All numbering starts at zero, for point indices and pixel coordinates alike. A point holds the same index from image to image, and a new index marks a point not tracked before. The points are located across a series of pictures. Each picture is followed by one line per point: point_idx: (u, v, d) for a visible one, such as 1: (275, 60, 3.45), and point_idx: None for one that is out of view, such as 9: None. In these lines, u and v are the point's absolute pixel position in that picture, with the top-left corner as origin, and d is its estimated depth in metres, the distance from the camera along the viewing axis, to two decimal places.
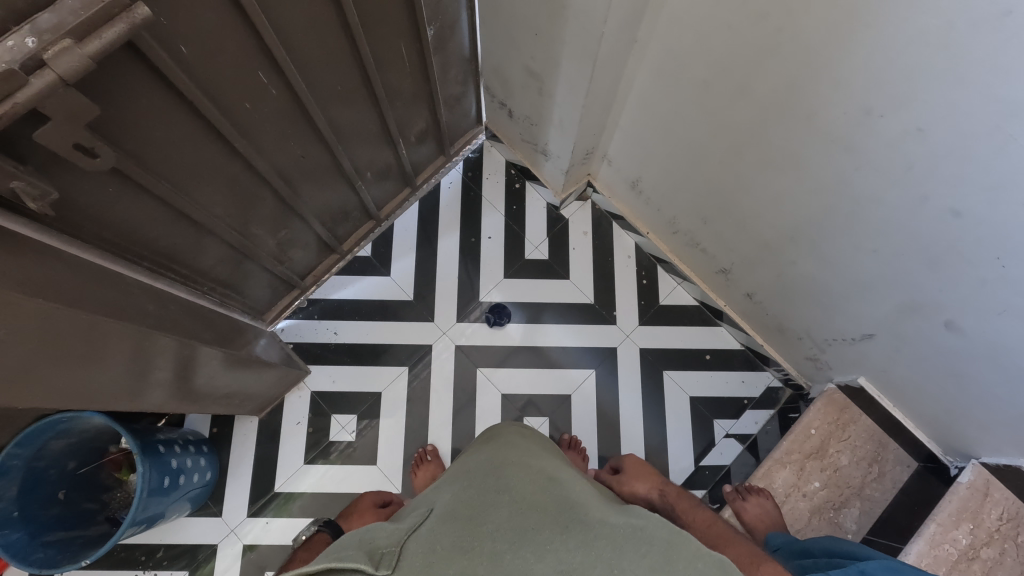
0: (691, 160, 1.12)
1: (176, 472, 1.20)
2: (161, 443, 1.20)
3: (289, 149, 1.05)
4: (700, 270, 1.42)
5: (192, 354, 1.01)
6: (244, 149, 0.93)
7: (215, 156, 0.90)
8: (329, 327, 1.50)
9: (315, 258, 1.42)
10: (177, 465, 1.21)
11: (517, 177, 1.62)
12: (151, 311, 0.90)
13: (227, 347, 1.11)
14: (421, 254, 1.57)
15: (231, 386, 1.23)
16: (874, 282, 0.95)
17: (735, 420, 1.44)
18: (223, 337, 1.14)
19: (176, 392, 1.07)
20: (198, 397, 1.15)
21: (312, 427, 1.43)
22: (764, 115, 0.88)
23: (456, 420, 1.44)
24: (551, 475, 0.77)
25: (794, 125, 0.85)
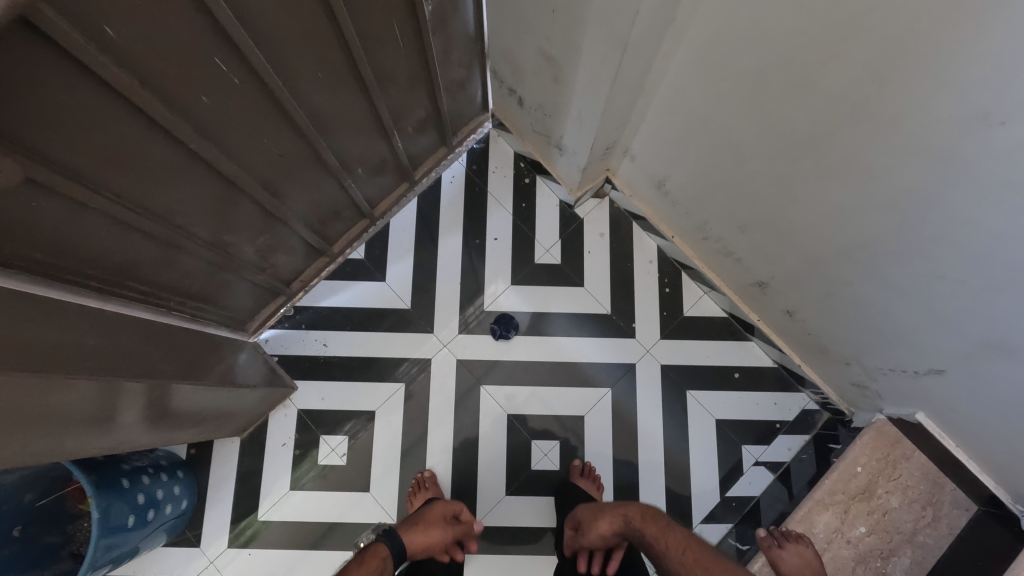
0: (732, 161, 0.96)
1: (144, 508, 1.07)
2: (126, 476, 1.06)
3: (262, 148, 0.89)
4: (732, 281, 1.26)
5: (143, 391, 0.88)
6: (201, 149, 0.77)
7: (168, 160, 0.75)
8: (318, 337, 1.36)
9: (300, 261, 1.28)
10: (144, 500, 1.07)
11: (526, 172, 1.46)
12: (81, 347, 0.77)
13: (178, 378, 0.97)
14: (421, 257, 1.41)
15: (204, 410, 1.10)
16: (954, 315, 0.79)
17: (766, 447, 1.30)
18: (178, 364, 1.00)
19: (136, 426, 0.94)
20: (163, 424, 1.01)
21: (299, 450, 1.29)
22: (834, 114, 0.72)
23: (457, 442, 1.31)
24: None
25: (872, 128, 0.69)
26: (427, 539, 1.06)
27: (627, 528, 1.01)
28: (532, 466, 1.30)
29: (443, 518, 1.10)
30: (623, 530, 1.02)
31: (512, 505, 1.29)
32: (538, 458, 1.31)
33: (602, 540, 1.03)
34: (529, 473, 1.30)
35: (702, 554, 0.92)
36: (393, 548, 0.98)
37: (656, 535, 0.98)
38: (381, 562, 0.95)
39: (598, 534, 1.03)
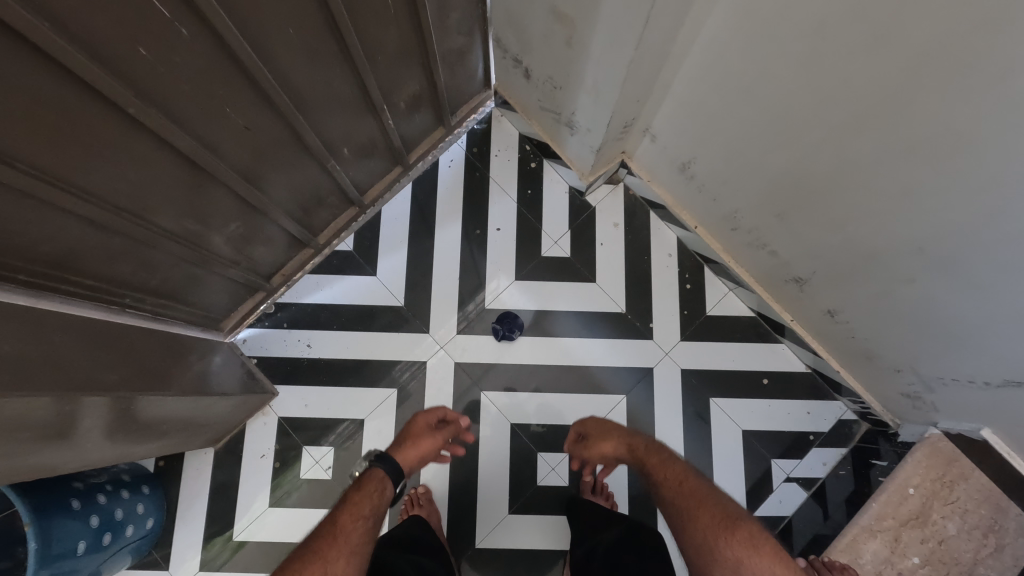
0: (777, 138, 0.81)
1: (98, 532, 0.94)
2: (76, 497, 0.93)
3: (225, 120, 0.76)
4: (762, 277, 1.12)
5: (82, 409, 0.73)
6: (145, 117, 0.64)
7: (102, 130, 0.61)
8: (301, 338, 1.23)
9: (280, 252, 1.14)
10: (99, 524, 0.94)
11: (532, 156, 1.31)
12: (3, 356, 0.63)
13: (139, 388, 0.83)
14: (415, 249, 1.28)
15: (185, 415, 0.99)
16: None
17: (798, 461, 1.17)
18: (140, 372, 0.86)
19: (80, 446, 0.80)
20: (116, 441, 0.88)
21: (280, 462, 1.16)
22: (925, 73, 0.58)
23: (455, 454, 1.18)
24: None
25: (976, 91, 0.55)
26: (419, 452, 0.97)
27: (623, 451, 0.99)
28: (537, 482, 1.17)
29: (427, 427, 1.01)
30: (620, 452, 0.99)
31: (516, 525, 1.16)
32: (544, 473, 1.18)
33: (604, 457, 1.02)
34: (534, 489, 1.18)
35: (689, 480, 0.88)
36: (388, 470, 0.91)
37: (648, 459, 0.94)
38: (379, 485, 0.89)
39: (602, 452, 1.02)
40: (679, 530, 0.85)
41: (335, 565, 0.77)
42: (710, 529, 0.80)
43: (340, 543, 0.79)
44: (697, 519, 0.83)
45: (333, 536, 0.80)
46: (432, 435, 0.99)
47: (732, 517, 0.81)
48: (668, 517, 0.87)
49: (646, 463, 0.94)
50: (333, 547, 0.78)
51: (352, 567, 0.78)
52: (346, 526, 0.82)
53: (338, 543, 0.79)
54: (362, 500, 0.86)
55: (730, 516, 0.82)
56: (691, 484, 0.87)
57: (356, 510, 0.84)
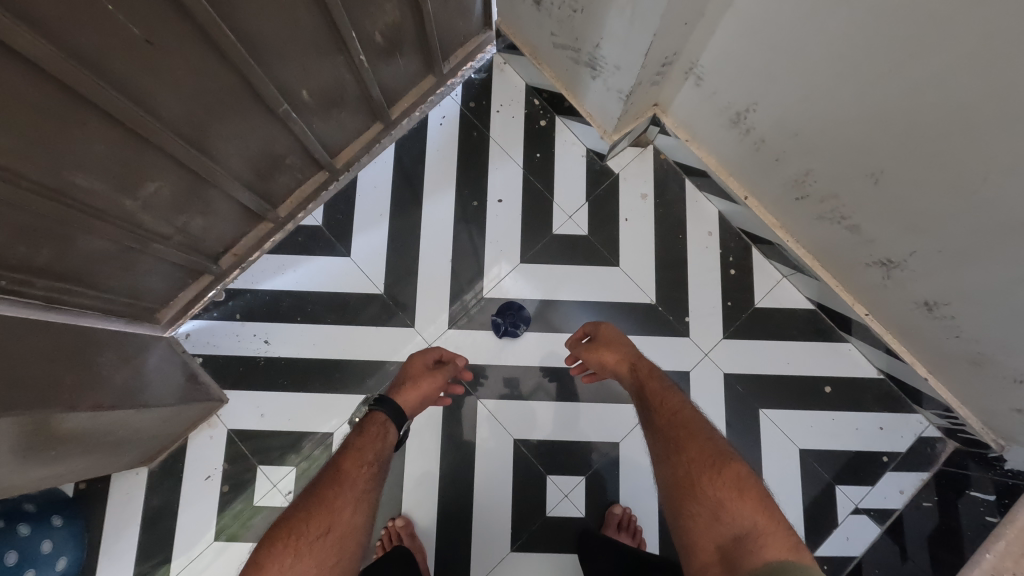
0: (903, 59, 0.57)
1: None
2: None
3: (111, 29, 0.52)
4: (833, 260, 0.89)
5: None
6: None
7: None
8: (257, 332, 1.00)
9: (228, 226, 0.91)
10: None
11: (541, 112, 1.08)
12: None
13: (32, 408, 0.62)
14: (398, 225, 1.05)
15: (111, 424, 0.77)
16: None
17: (869, 489, 0.95)
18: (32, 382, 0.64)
19: None
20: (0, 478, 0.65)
21: (230, 485, 0.94)
22: None
23: (445, 477, 0.96)
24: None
25: None
26: (420, 394, 0.83)
27: (626, 373, 0.86)
28: (548, 512, 0.95)
29: (427, 366, 0.87)
30: (623, 375, 0.86)
31: (520, 565, 0.94)
32: (556, 501, 0.96)
33: (604, 371, 0.88)
34: (542, 521, 0.95)
35: (689, 417, 0.76)
36: (390, 414, 0.79)
37: (651, 387, 0.81)
38: (381, 431, 0.78)
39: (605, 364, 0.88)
40: (662, 461, 0.74)
41: (342, 515, 0.68)
42: (696, 465, 0.70)
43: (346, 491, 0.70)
44: (685, 453, 0.72)
45: (336, 483, 0.70)
46: (433, 374, 0.86)
47: (724, 458, 0.70)
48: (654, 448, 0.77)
49: (647, 391, 0.82)
50: (336, 496, 0.69)
51: (360, 515, 0.69)
52: (351, 471, 0.72)
53: (345, 490, 0.70)
54: (365, 446, 0.76)
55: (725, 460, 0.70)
56: (689, 421, 0.75)
57: (361, 453, 0.74)
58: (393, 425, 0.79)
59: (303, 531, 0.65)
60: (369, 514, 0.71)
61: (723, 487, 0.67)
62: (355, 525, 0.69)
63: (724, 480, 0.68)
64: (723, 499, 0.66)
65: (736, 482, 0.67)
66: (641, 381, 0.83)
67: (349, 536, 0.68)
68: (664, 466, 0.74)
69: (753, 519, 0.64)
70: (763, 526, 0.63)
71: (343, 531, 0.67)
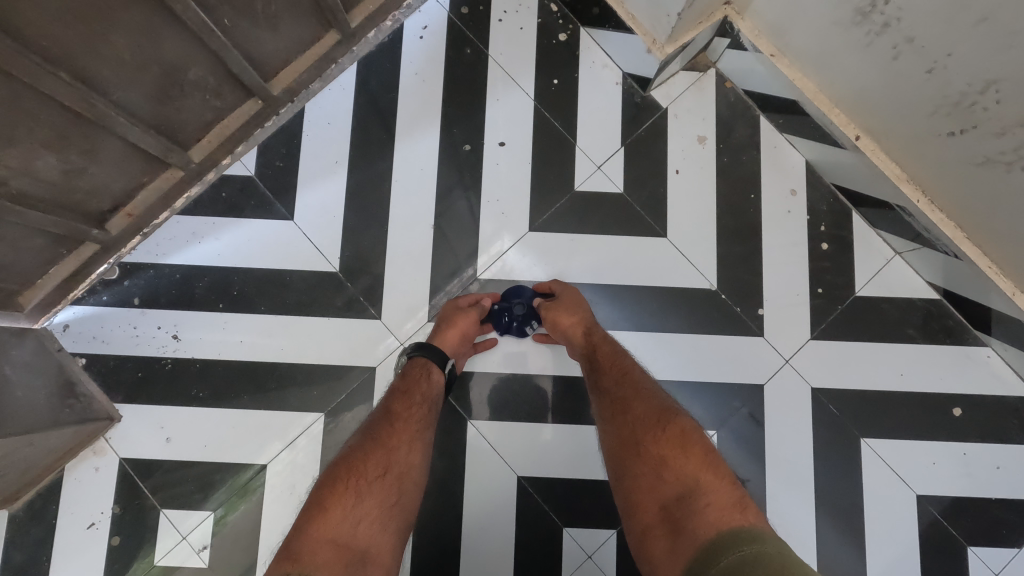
0: None
1: None
2: None
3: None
4: (997, 231, 0.60)
5: None
6: None
7: None
8: (165, 323, 0.73)
9: (108, 173, 0.63)
10: None
11: (560, 23, 0.78)
12: None
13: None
14: (362, 178, 0.77)
15: None
16: None
17: (1014, 554, 0.68)
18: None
19: None
20: None
21: (123, 536, 0.68)
22: None
23: (420, 528, 0.70)
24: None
25: None
26: (454, 332, 0.67)
27: (575, 336, 0.65)
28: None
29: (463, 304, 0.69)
30: (571, 339, 0.66)
31: None
32: (575, 561, 0.70)
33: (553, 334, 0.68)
34: None
35: (630, 369, 0.62)
36: (433, 355, 0.64)
37: (596, 343, 0.64)
38: (425, 372, 0.64)
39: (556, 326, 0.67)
40: (602, 421, 0.60)
41: (400, 455, 0.57)
42: (639, 424, 0.56)
43: (403, 430, 0.59)
44: (629, 412, 0.58)
45: (389, 421, 0.59)
46: (471, 310, 0.68)
47: (669, 411, 0.57)
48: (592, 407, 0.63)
49: (592, 350, 0.64)
50: (392, 433, 0.58)
51: (420, 455, 0.59)
52: (403, 410, 0.60)
53: (401, 428, 0.59)
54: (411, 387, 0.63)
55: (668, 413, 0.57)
56: (631, 374, 0.61)
57: (408, 395, 0.61)
58: (438, 364, 0.65)
59: (361, 469, 0.55)
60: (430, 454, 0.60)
61: (663, 445, 0.54)
62: (416, 464, 0.58)
63: (665, 434, 0.55)
64: (662, 461, 0.53)
65: (679, 436, 0.54)
66: (581, 338, 0.65)
67: (410, 476, 0.58)
68: (604, 426, 0.60)
69: (698, 478, 0.52)
70: (708, 483, 0.51)
71: (403, 471, 0.57)
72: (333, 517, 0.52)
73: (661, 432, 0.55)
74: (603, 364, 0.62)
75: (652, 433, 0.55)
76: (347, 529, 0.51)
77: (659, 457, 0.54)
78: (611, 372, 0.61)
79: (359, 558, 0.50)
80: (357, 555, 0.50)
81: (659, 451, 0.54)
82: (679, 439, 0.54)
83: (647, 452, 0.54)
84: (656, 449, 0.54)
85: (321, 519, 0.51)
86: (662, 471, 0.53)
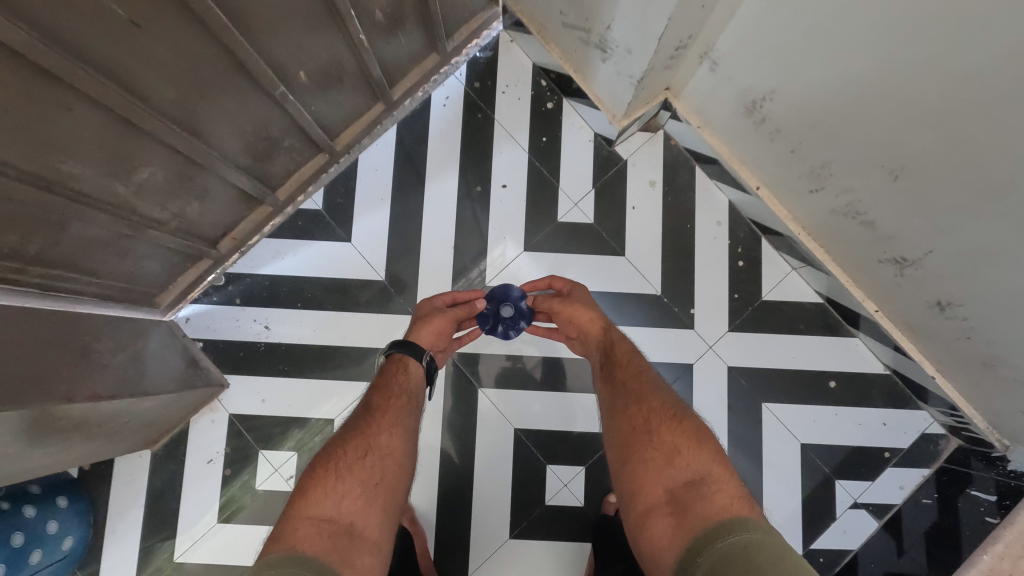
0: (933, 54, 0.54)
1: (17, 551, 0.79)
2: None
3: (97, 14, 0.50)
4: (847, 256, 0.86)
5: None
6: None
7: None
8: (257, 317, 1.00)
9: (224, 210, 0.89)
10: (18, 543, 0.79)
11: (548, 94, 1.04)
12: None
13: (24, 402, 0.63)
14: (400, 209, 1.03)
15: (106, 413, 0.78)
16: None
17: (869, 484, 0.95)
18: (12, 376, 0.63)
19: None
20: (59, 430, 0.72)
21: (232, 469, 0.95)
22: None
23: (445, 465, 0.97)
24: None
25: None
26: (431, 329, 0.85)
27: (593, 331, 0.85)
28: (547, 500, 0.96)
29: (439, 306, 0.87)
30: (590, 332, 0.85)
31: (518, 552, 0.95)
32: (555, 489, 0.97)
33: (568, 326, 0.87)
34: (541, 509, 0.96)
35: (643, 377, 0.78)
36: (409, 351, 0.82)
37: (614, 341, 0.84)
38: (402, 366, 0.81)
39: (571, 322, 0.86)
40: (615, 412, 0.75)
41: (379, 439, 0.72)
42: (655, 417, 0.72)
43: (381, 418, 0.74)
44: (645, 405, 0.74)
45: (371, 411, 0.75)
46: (444, 312, 0.86)
47: (681, 412, 0.73)
48: (606, 401, 0.78)
49: (611, 348, 0.83)
50: (372, 421, 0.74)
51: (399, 439, 0.73)
52: (383, 401, 0.76)
53: (380, 418, 0.74)
54: (391, 377, 0.81)
55: (676, 415, 0.73)
56: (643, 376, 0.78)
57: (387, 387, 0.79)
58: (413, 358, 0.82)
59: (341, 454, 0.69)
60: (407, 439, 0.74)
61: (676, 440, 0.69)
62: (393, 447, 0.73)
63: (681, 428, 0.70)
64: (675, 450, 0.68)
65: (697, 434, 0.69)
66: (598, 324, 0.85)
67: (389, 458, 0.71)
68: (615, 417, 0.75)
69: (707, 468, 0.66)
70: (715, 474, 0.65)
71: (383, 453, 0.71)
72: (314, 498, 0.64)
73: (676, 424, 0.71)
74: (622, 360, 0.80)
75: (666, 427, 0.70)
76: (329, 506, 0.63)
77: (673, 446, 0.69)
78: (627, 363, 0.80)
79: (345, 530, 0.62)
80: (342, 526, 0.62)
81: (675, 442, 0.69)
82: (694, 430, 0.70)
83: (665, 441, 0.69)
84: (672, 441, 0.69)
85: (303, 501, 0.64)
86: (675, 459, 0.67)
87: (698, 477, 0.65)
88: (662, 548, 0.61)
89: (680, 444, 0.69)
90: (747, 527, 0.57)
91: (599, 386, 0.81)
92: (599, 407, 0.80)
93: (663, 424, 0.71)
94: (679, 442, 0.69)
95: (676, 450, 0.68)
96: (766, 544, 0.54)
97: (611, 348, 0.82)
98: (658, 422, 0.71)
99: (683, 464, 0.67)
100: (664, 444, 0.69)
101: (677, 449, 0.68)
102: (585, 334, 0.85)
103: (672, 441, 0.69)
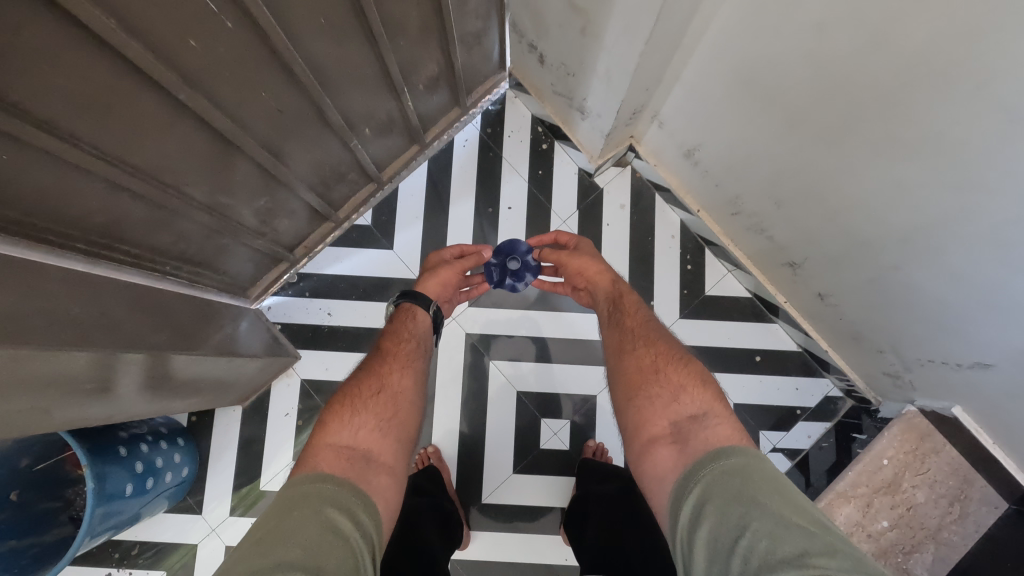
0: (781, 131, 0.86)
1: (159, 471, 1.09)
2: (144, 442, 1.08)
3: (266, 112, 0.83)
4: (762, 260, 1.17)
5: (135, 365, 0.82)
6: (202, 108, 0.72)
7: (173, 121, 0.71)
8: (322, 306, 1.32)
9: (303, 225, 1.20)
10: (160, 465, 1.10)
11: (544, 137, 1.36)
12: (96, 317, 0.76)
13: (195, 348, 0.96)
14: (430, 225, 1.35)
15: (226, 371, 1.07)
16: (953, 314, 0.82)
17: (785, 433, 1.25)
18: (182, 334, 0.95)
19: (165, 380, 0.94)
20: (201, 380, 1.04)
21: (303, 420, 1.26)
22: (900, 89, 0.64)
23: (464, 418, 1.27)
24: (808, 539, 0.58)
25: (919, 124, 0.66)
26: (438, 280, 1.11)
27: (606, 285, 1.07)
28: (541, 445, 1.26)
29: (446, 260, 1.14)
30: (603, 282, 1.09)
31: (519, 483, 1.25)
32: (547, 437, 1.27)
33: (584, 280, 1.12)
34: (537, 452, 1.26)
35: (648, 327, 0.98)
36: (415, 301, 1.07)
37: (621, 291, 1.07)
38: (410, 313, 1.07)
39: (581, 272, 1.12)
40: (625, 354, 0.94)
41: (391, 379, 0.93)
42: (660, 361, 0.90)
43: (393, 360, 0.96)
44: (652, 348, 0.93)
45: (384, 356, 0.97)
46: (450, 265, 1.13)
47: (687, 361, 0.90)
48: (615, 346, 0.97)
49: (619, 298, 1.05)
50: (383, 367, 0.94)
51: (407, 379, 0.95)
52: (394, 349, 0.98)
53: (390, 361, 0.96)
54: (399, 329, 1.04)
55: (680, 360, 0.91)
56: (649, 327, 0.98)
57: (397, 337, 1.01)
58: (420, 307, 1.07)
59: (356, 394, 0.89)
60: (415, 377, 0.96)
61: (683, 383, 0.86)
62: (401, 386, 0.93)
63: (690, 371, 0.88)
64: (679, 389, 0.85)
65: (698, 376, 0.87)
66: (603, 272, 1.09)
67: (399, 395, 0.92)
68: (626, 359, 0.94)
69: (709, 405, 0.82)
70: (715, 410, 0.81)
71: (393, 391, 0.91)
72: (333, 429, 0.82)
73: (685, 369, 0.88)
74: (628, 309, 1.02)
75: (671, 369, 0.88)
76: (346, 435, 0.81)
77: (678, 384, 0.86)
78: (633, 307, 1.03)
79: (361, 454, 0.79)
80: (359, 451, 0.79)
81: (682, 383, 0.86)
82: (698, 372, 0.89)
83: (673, 381, 0.87)
84: (678, 385, 0.86)
85: (322, 431, 0.82)
86: (682, 397, 0.84)
87: (688, 412, 0.82)
88: (666, 467, 0.76)
89: (683, 385, 0.86)
90: (736, 451, 0.71)
91: (608, 329, 1.02)
92: (609, 349, 1.00)
93: (667, 364, 0.89)
94: (681, 383, 0.86)
95: (682, 391, 0.85)
96: (757, 462, 0.69)
97: (619, 288, 1.06)
98: (665, 365, 0.89)
99: (688, 402, 0.83)
100: (670, 384, 0.86)
101: (683, 390, 0.85)
102: (593, 283, 1.10)
103: (681, 384, 0.86)
